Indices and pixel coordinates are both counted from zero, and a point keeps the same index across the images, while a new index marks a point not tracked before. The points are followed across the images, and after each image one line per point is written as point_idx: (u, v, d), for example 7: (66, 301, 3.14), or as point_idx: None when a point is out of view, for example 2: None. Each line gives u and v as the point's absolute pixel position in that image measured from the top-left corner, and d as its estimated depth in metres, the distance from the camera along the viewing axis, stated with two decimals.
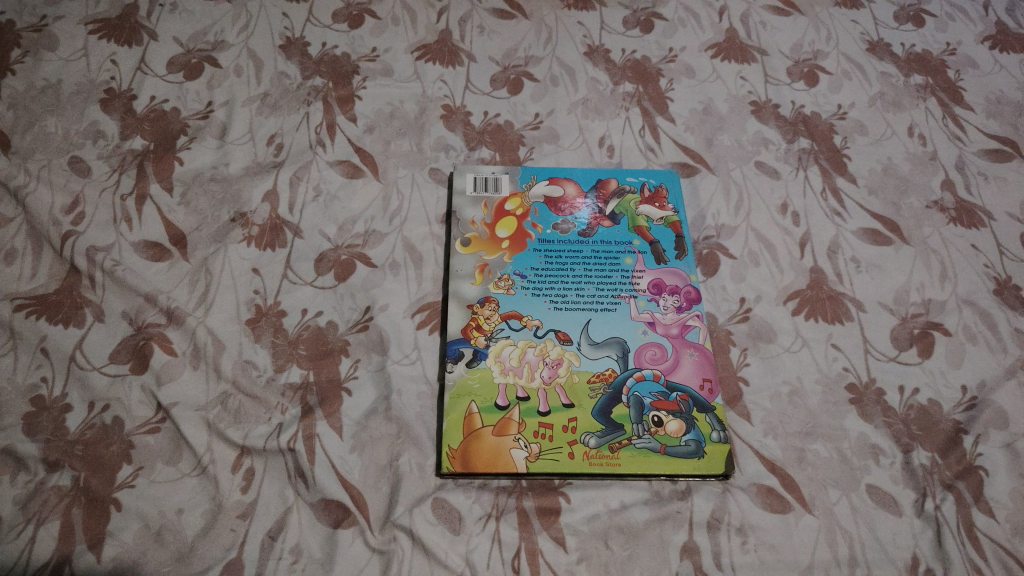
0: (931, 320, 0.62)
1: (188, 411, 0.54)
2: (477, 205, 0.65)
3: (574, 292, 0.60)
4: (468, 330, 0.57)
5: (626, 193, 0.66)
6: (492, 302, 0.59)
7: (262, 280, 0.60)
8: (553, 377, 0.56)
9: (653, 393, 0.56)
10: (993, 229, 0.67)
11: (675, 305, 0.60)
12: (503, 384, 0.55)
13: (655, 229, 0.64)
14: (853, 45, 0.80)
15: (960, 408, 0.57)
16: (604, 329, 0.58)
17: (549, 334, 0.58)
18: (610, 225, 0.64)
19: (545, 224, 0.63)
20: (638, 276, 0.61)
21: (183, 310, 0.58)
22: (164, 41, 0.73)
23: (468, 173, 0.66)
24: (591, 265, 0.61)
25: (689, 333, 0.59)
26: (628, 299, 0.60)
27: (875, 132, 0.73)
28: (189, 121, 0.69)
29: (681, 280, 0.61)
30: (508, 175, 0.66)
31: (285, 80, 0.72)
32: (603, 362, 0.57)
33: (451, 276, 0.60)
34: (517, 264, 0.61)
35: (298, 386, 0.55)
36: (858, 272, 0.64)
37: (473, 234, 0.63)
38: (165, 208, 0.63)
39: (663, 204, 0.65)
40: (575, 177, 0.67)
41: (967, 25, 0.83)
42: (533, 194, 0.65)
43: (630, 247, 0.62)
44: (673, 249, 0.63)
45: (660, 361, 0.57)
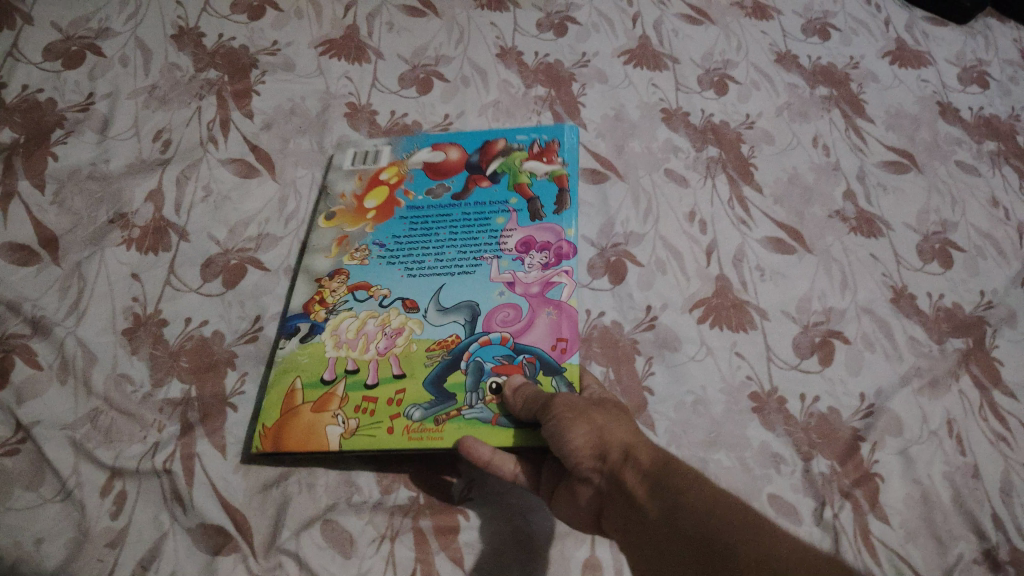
0: (831, 328, 0.62)
1: (53, 430, 0.50)
2: (351, 177, 0.63)
3: (432, 258, 0.57)
4: (310, 304, 0.55)
5: (515, 150, 0.65)
6: (342, 275, 0.57)
7: (143, 286, 0.56)
8: (389, 349, 0.53)
9: (497, 356, 0.52)
10: (890, 239, 0.69)
11: (539, 263, 0.56)
12: (335, 357, 0.53)
13: (536, 186, 0.62)
14: (762, 56, 0.81)
15: (858, 416, 0.58)
16: (456, 292, 0.55)
17: (395, 303, 0.55)
18: (488, 184, 0.62)
19: (416, 190, 0.62)
20: (506, 233, 0.58)
21: (51, 320, 0.54)
22: (42, 27, 0.68)
23: (348, 148, 0.65)
24: (456, 227, 0.59)
25: (552, 292, 0.56)
26: (490, 260, 0.57)
27: (781, 141, 0.74)
28: (67, 113, 0.64)
29: (555, 236, 0.59)
30: (390, 145, 0.65)
31: (177, 73, 0.68)
32: (450, 328, 0.53)
33: (307, 249, 0.59)
34: (378, 234, 0.59)
35: (178, 402, 0.52)
36: (762, 280, 0.65)
37: (338, 208, 0.61)
38: (35, 208, 0.59)
39: (554, 157, 0.64)
40: (464, 142, 0.65)
41: (870, 40, 0.85)
42: (413, 162, 0.64)
43: (503, 204, 0.60)
44: (552, 205, 0.60)
45: (511, 323, 0.54)
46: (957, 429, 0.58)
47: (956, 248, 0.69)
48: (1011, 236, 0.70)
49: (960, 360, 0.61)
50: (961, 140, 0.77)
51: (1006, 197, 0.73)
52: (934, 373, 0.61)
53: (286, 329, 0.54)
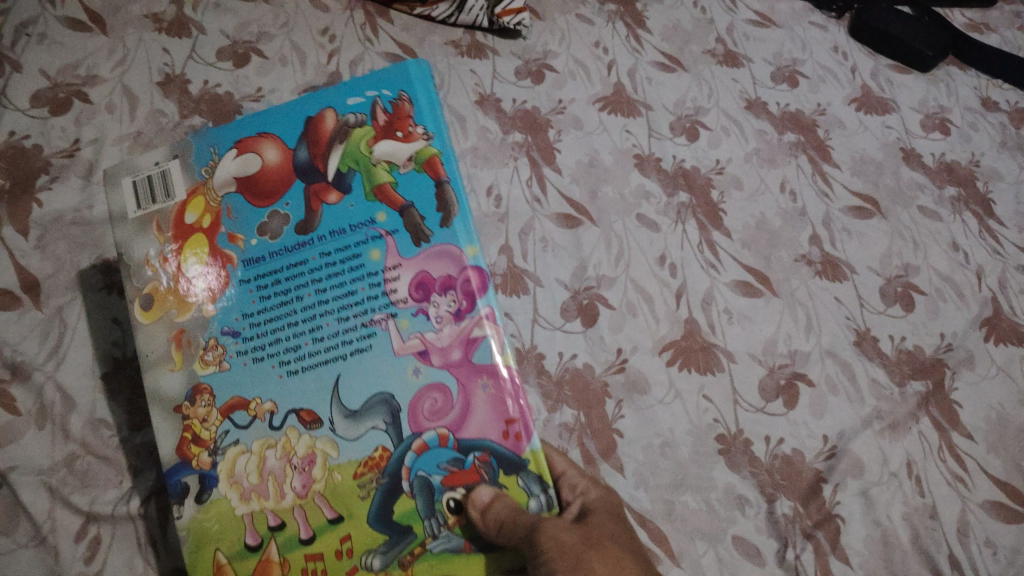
0: (796, 370, 0.65)
1: (28, 475, 0.54)
2: (151, 234, 0.58)
3: (309, 339, 0.54)
4: (185, 448, 0.54)
5: (351, 128, 0.58)
6: (206, 393, 0.54)
7: (124, 332, 0.59)
8: (308, 486, 0.52)
9: (441, 465, 0.51)
10: (855, 282, 0.70)
11: (449, 313, 0.54)
12: (249, 514, 0.52)
13: (402, 184, 0.56)
14: (732, 102, 0.80)
15: (821, 458, 0.61)
16: (354, 388, 0.53)
17: (290, 419, 0.53)
18: (337, 198, 0.57)
19: (246, 232, 0.57)
20: (392, 278, 0.54)
21: (31, 364, 0.58)
22: (30, 73, 0.70)
23: (124, 176, 0.59)
24: (322, 283, 0.55)
25: (476, 351, 0.53)
26: (384, 323, 0.53)
27: (750, 187, 0.75)
28: (52, 159, 0.66)
29: (454, 262, 0.55)
30: (178, 159, 0.59)
31: (162, 119, 0.70)
32: (371, 440, 0.52)
33: (144, 366, 0.55)
34: (223, 318, 0.55)
35: (153, 447, 0.56)
36: (729, 323, 0.67)
37: (153, 285, 0.57)
38: (19, 253, 0.62)
39: (410, 128, 0.58)
40: (278, 134, 0.59)
41: (837, 86, 0.83)
42: (221, 179, 0.58)
43: (369, 225, 0.56)
44: (432, 208, 0.56)
45: (441, 413, 0.52)
46: (916, 469, 0.61)
47: (918, 291, 0.70)
48: (970, 279, 0.72)
49: (920, 402, 0.64)
50: (924, 185, 0.78)
51: (966, 242, 0.74)
52: (894, 416, 0.63)
53: (177, 488, 0.53)
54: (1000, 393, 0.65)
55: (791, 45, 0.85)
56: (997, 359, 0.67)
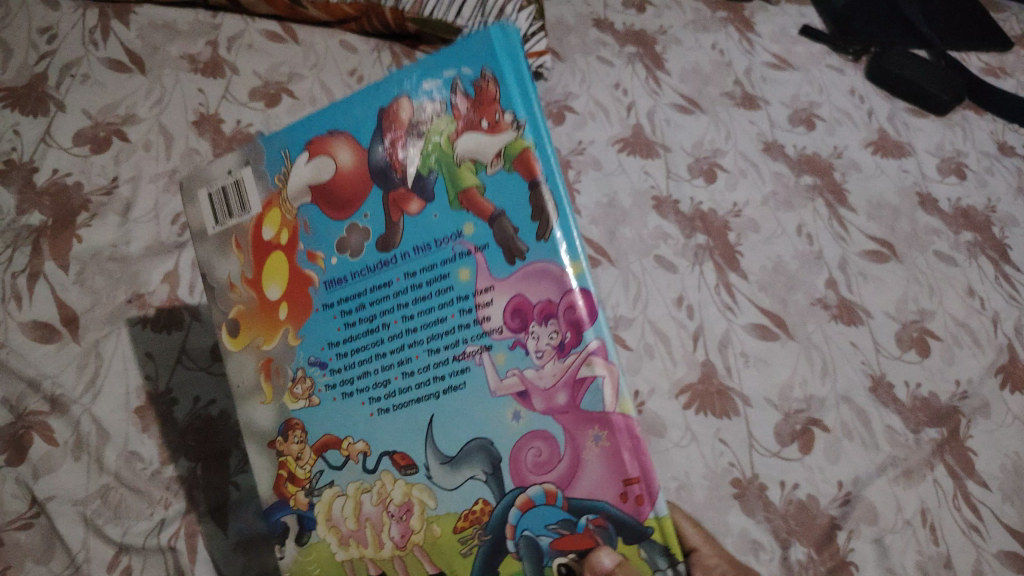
0: (812, 416, 0.66)
1: (64, 506, 0.57)
2: (229, 253, 0.50)
3: (398, 373, 0.44)
4: (282, 488, 0.47)
5: (429, 124, 0.45)
6: (297, 427, 0.47)
7: (156, 366, 0.63)
8: (407, 536, 0.43)
9: (549, 525, 0.40)
10: (870, 327, 0.71)
11: (551, 347, 0.41)
12: (349, 563, 0.44)
13: (492, 188, 0.43)
14: (749, 144, 0.80)
15: (835, 504, 0.62)
16: (453, 433, 0.42)
17: (383, 462, 0.44)
18: (420, 208, 0.44)
19: (325, 250, 0.47)
20: (483, 303, 0.42)
21: (68, 397, 0.60)
22: (73, 113, 0.73)
23: (198, 189, 0.50)
24: (409, 307, 0.44)
25: (585, 394, 0.40)
26: (478, 355, 0.42)
27: (767, 229, 0.75)
28: (92, 197, 0.69)
29: (556, 284, 0.41)
30: (248, 165, 0.49)
31: (195, 158, 0.72)
32: (470, 492, 0.42)
33: (238, 399, 0.49)
34: (308, 348, 0.47)
35: (182, 480, 0.59)
36: (746, 365, 0.68)
37: (238, 309, 0.49)
38: (58, 288, 0.65)
39: (497, 115, 0.43)
40: (347, 129, 0.47)
41: (853, 130, 0.83)
42: (298, 183, 0.48)
43: (454, 239, 0.43)
44: (526, 217, 0.42)
45: (546, 467, 0.40)
46: (931, 517, 0.62)
47: (933, 336, 0.71)
48: (985, 325, 0.72)
49: (935, 449, 0.65)
50: (939, 231, 0.77)
51: (982, 288, 0.74)
52: (909, 462, 0.64)
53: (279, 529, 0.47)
54: (1015, 441, 0.66)
55: (808, 88, 0.85)
56: (1013, 407, 0.68)
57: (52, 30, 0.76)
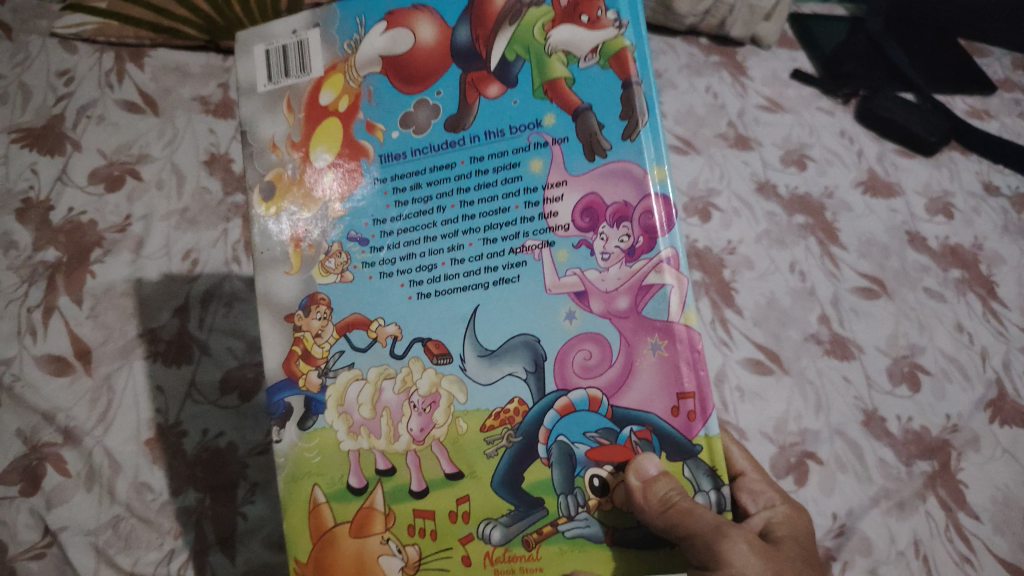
0: (807, 449, 0.68)
1: (77, 536, 0.60)
2: (278, 113, 0.49)
3: (447, 259, 0.44)
4: (294, 365, 0.47)
5: (526, 8, 0.45)
6: (321, 304, 0.47)
7: (165, 399, 0.65)
8: (428, 431, 0.44)
9: (588, 433, 0.42)
10: (862, 361, 0.73)
11: (620, 249, 0.42)
12: (356, 452, 0.45)
13: (581, 82, 0.44)
14: (743, 184, 0.82)
15: (830, 535, 0.65)
16: (496, 325, 0.43)
17: (415, 349, 0.45)
18: (499, 92, 0.45)
19: (387, 123, 0.47)
20: (554, 198, 0.43)
21: (80, 429, 0.63)
22: (89, 153, 0.75)
23: (256, 44, 0.50)
24: (469, 193, 0.44)
25: (650, 301, 0.42)
26: (538, 251, 0.43)
27: (761, 266, 0.77)
28: (105, 234, 0.71)
29: (636, 187, 0.42)
30: (318, 28, 0.49)
31: (207, 196, 0.74)
32: (506, 389, 0.43)
33: (261, 262, 0.48)
34: (350, 222, 0.47)
35: (192, 511, 0.61)
36: (741, 401, 0.70)
37: (277, 172, 0.49)
38: (73, 322, 0.67)
39: (599, 11, 0.44)
40: (432, 3, 0.47)
41: (844, 169, 0.84)
42: (367, 54, 0.48)
43: (533, 128, 0.44)
44: (615, 114, 0.43)
45: (594, 371, 0.42)
46: (923, 549, 0.64)
47: (924, 371, 0.73)
48: (974, 360, 0.74)
49: (927, 482, 0.67)
50: (929, 268, 0.79)
51: (970, 323, 0.76)
52: (902, 494, 0.66)
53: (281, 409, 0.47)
54: (1005, 474, 0.68)
55: (800, 130, 0.86)
56: (1003, 441, 0.69)
57: (69, 73, 0.79)
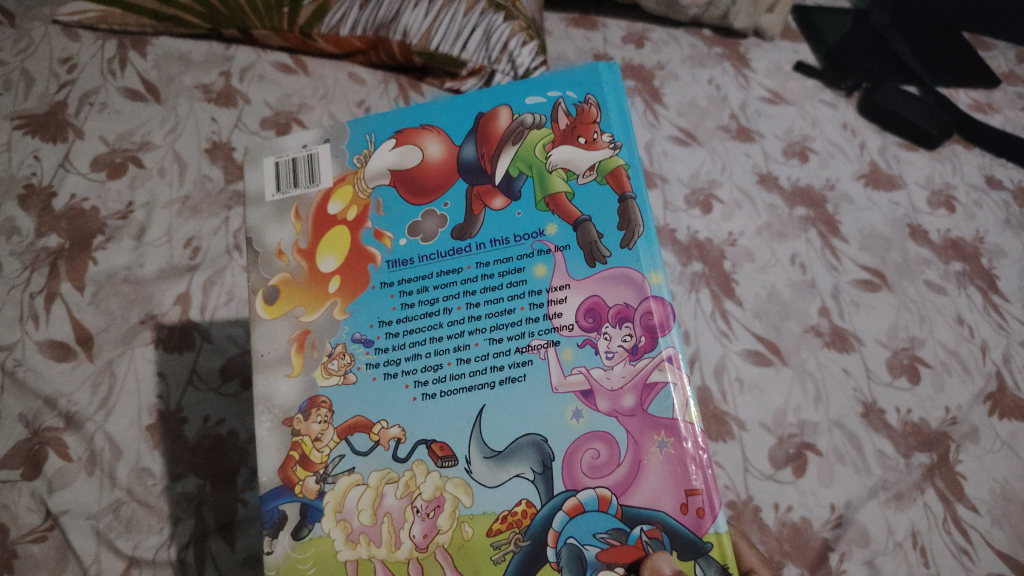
0: (805, 440, 0.68)
1: (78, 520, 0.60)
2: (286, 221, 0.49)
3: (451, 359, 0.43)
4: (290, 471, 0.44)
5: (527, 129, 0.48)
6: (323, 406, 0.45)
7: (167, 385, 0.65)
8: (431, 536, 0.41)
9: (598, 534, 0.39)
10: (862, 354, 0.73)
11: (624, 348, 0.43)
12: (354, 561, 0.42)
13: (580, 196, 0.46)
14: (745, 176, 0.82)
15: (828, 526, 0.65)
16: (504, 428, 0.42)
17: (418, 452, 0.43)
18: (504, 205, 0.46)
19: (396, 231, 0.47)
20: (557, 300, 0.43)
21: (82, 414, 0.64)
22: (91, 140, 0.75)
23: (266, 157, 0.50)
24: (476, 296, 0.44)
25: (653, 400, 0.41)
26: (543, 350, 0.42)
27: (762, 259, 0.77)
28: (108, 220, 0.72)
29: (636, 290, 0.43)
30: (329, 143, 0.50)
31: (208, 184, 0.74)
32: (513, 490, 0.41)
33: (260, 366, 0.47)
34: (355, 323, 0.46)
35: (192, 496, 0.62)
36: (740, 392, 0.70)
37: (282, 276, 0.48)
38: (74, 308, 0.68)
39: (595, 134, 0.47)
40: (439, 125, 0.49)
41: (845, 162, 0.84)
42: (375, 170, 0.49)
43: (536, 237, 0.45)
44: (613, 225, 0.45)
45: (603, 471, 0.40)
46: (921, 540, 0.64)
47: (923, 364, 0.73)
48: (974, 353, 0.74)
49: (925, 474, 0.67)
50: (929, 261, 0.79)
51: (970, 316, 0.76)
52: (900, 486, 0.66)
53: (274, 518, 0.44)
54: (1004, 467, 0.68)
55: (802, 122, 0.86)
56: (1001, 434, 0.69)
57: (72, 60, 0.79)
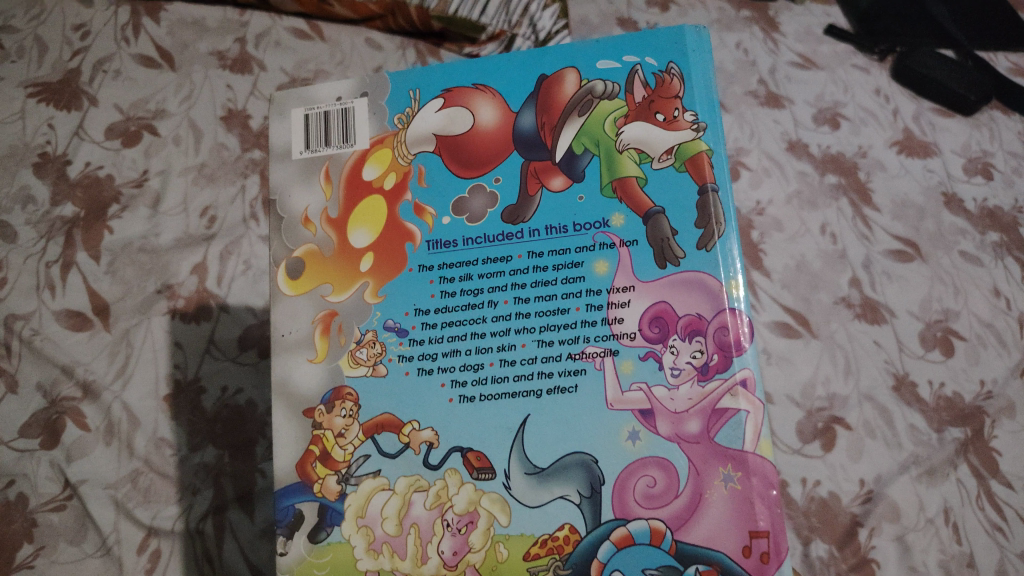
0: (834, 414, 0.66)
1: (97, 489, 0.60)
2: (315, 183, 0.48)
3: (495, 360, 0.43)
4: (309, 468, 0.44)
5: (597, 98, 0.46)
6: (349, 399, 0.45)
7: (184, 355, 0.65)
8: (461, 555, 0.41)
9: (647, 569, 0.40)
10: (894, 326, 0.70)
11: (692, 366, 0.42)
12: (375, 572, 0.42)
13: (653, 183, 0.44)
14: (774, 143, 0.79)
15: (858, 502, 0.63)
16: (548, 442, 0.42)
17: (452, 460, 0.43)
18: (563, 185, 0.45)
19: (437, 208, 0.46)
20: (619, 303, 0.43)
21: (100, 384, 0.64)
22: (106, 108, 0.74)
23: (296, 107, 0.49)
24: (524, 288, 0.43)
25: (723, 427, 0.41)
26: (600, 360, 0.42)
27: (791, 228, 0.75)
28: (123, 189, 0.71)
29: (711, 301, 0.42)
30: (366, 97, 0.49)
31: (224, 152, 0.73)
32: (556, 514, 0.41)
33: (282, 347, 0.46)
34: (387, 311, 0.45)
35: (211, 466, 0.61)
36: (768, 364, 0.68)
37: (308, 248, 0.47)
38: (91, 278, 0.67)
39: (675, 112, 0.46)
40: (495, 86, 0.48)
41: (879, 129, 0.81)
42: (418, 132, 0.48)
43: (599, 227, 0.44)
44: (689, 222, 0.43)
45: (658, 501, 0.40)
46: (953, 516, 0.63)
47: (958, 336, 0.70)
48: (1011, 326, 0.71)
49: (959, 449, 0.65)
50: (965, 231, 0.76)
51: (1008, 288, 0.73)
52: (932, 461, 0.65)
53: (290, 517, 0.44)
54: None
55: (834, 87, 0.82)
56: None
57: (85, 27, 0.78)
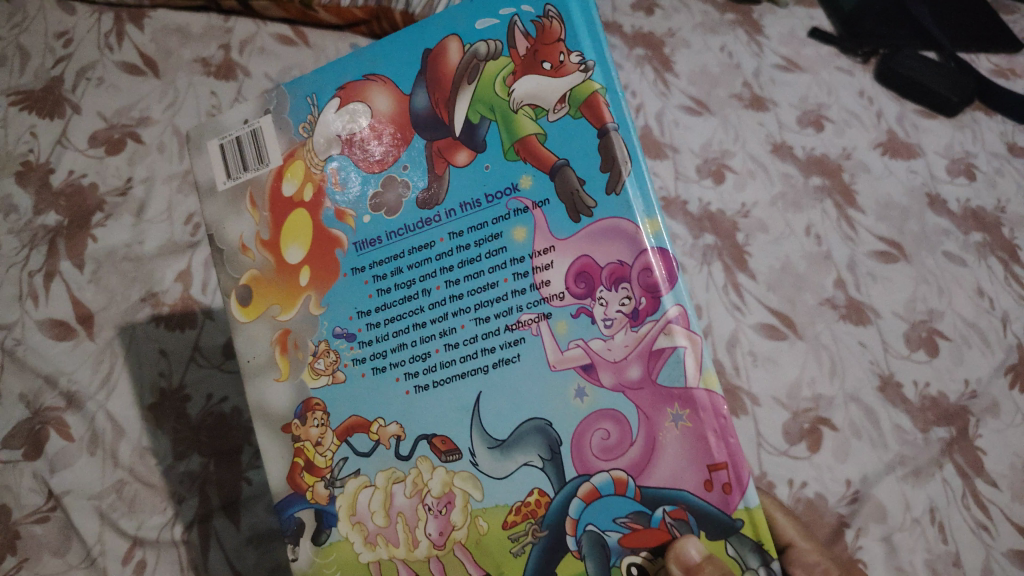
0: (820, 415, 0.67)
1: (81, 500, 0.60)
2: (243, 210, 0.50)
3: (439, 346, 0.43)
4: (298, 478, 0.46)
5: (482, 61, 0.45)
6: (319, 408, 0.46)
7: (169, 363, 0.64)
8: (447, 534, 0.42)
9: (618, 519, 0.40)
10: (879, 326, 0.71)
11: (623, 314, 0.41)
12: (376, 563, 0.43)
13: (552, 136, 0.43)
14: (758, 145, 0.79)
15: (844, 502, 0.64)
16: (503, 415, 0.42)
17: (420, 448, 0.43)
18: (467, 159, 0.45)
19: (357, 209, 0.47)
20: (543, 266, 0.42)
21: (84, 393, 0.63)
22: (89, 116, 0.74)
23: (209, 140, 0.51)
24: (452, 271, 0.43)
25: (663, 367, 0.40)
26: (535, 325, 0.41)
27: (776, 230, 0.75)
28: (107, 197, 0.71)
29: (630, 246, 0.41)
30: (269, 114, 0.50)
31: None
32: (524, 480, 0.41)
33: (251, 373, 0.48)
34: (334, 318, 0.46)
35: (196, 475, 0.61)
36: (754, 365, 0.69)
37: (251, 274, 0.49)
38: (75, 287, 0.67)
39: (561, 56, 0.44)
40: (384, 74, 0.48)
41: (862, 130, 0.81)
42: (324, 136, 0.49)
43: (510, 193, 0.43)
44: (594, 168, 0.42)
45: (615, 452, 0.40)
46: (939, 516, 0.63)
47: (943, 337, 0.71)
48: (995, 325, 0.71)
49: (944, 448, 0.66)
50: (949, 231, 0.76)
51: (991, 288, 0.73)
52: (918, 462, 0.65)
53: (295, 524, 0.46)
54: None
55: (818, 89, 0.83)
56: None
57: (68, 34, 0.78)
